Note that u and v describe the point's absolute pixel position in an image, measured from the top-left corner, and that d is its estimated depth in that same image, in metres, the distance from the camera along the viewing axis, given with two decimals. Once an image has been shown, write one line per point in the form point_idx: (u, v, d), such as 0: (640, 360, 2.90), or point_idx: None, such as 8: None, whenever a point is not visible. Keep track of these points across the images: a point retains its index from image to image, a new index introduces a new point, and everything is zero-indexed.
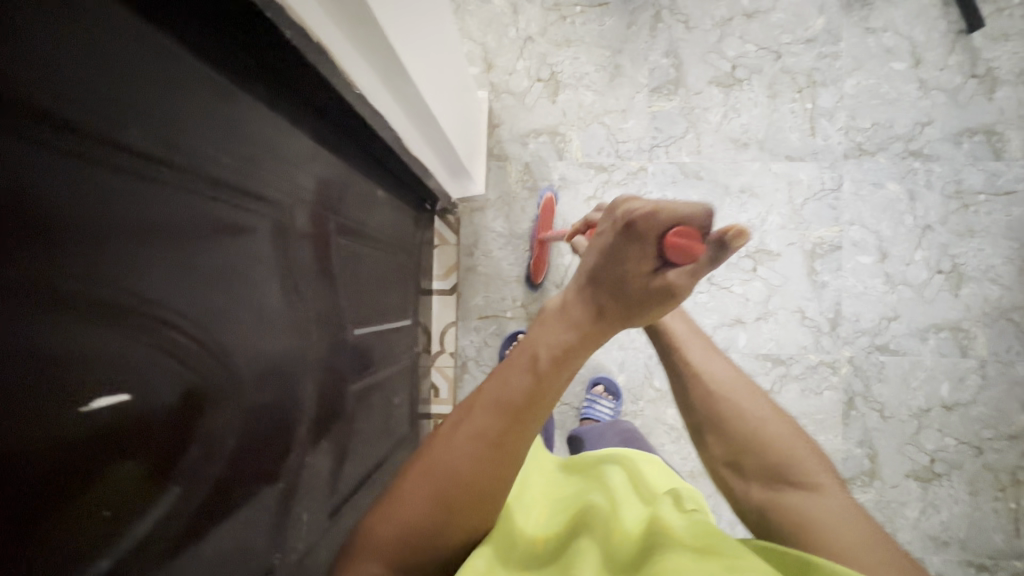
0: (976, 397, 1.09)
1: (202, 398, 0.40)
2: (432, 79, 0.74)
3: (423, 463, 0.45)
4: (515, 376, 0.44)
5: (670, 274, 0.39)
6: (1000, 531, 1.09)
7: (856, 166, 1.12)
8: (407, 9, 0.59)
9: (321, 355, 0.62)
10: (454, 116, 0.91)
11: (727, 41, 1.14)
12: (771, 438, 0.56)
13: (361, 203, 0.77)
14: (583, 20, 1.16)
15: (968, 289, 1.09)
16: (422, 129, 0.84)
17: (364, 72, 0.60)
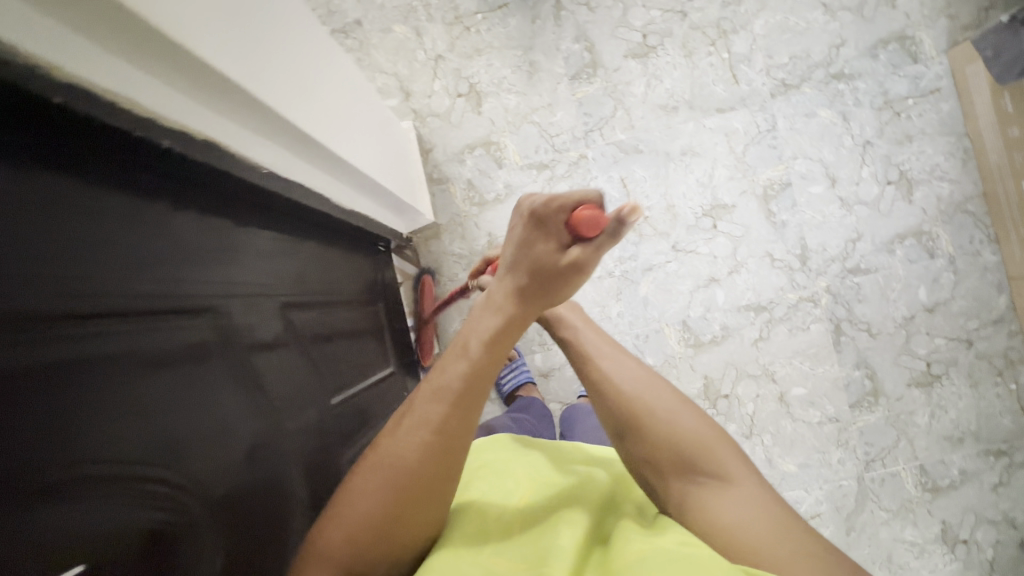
0: (953, 293, 1.11)
1: (169, 519, 0.42)
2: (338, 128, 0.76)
3: (370, 457, 0.46)
4: (458, 363, 0.48)
5: (576, 252, 0.49)
6: (1007, 414, 1.11)
7: (785, 102, 1.13)
8: (283, 71, 0.60)
9: (303, 438, 0.62)
10: (375, 158, 0.92)
11: (632, 12, 1.14)
12: (688, 435, 0.55)
13: (315, 270, 0.78)
14: (488, 26, 1.16)
15: (920, 193, 1.11)
16: (344, 180, 0.84)
17: (262, 145, 0.62)
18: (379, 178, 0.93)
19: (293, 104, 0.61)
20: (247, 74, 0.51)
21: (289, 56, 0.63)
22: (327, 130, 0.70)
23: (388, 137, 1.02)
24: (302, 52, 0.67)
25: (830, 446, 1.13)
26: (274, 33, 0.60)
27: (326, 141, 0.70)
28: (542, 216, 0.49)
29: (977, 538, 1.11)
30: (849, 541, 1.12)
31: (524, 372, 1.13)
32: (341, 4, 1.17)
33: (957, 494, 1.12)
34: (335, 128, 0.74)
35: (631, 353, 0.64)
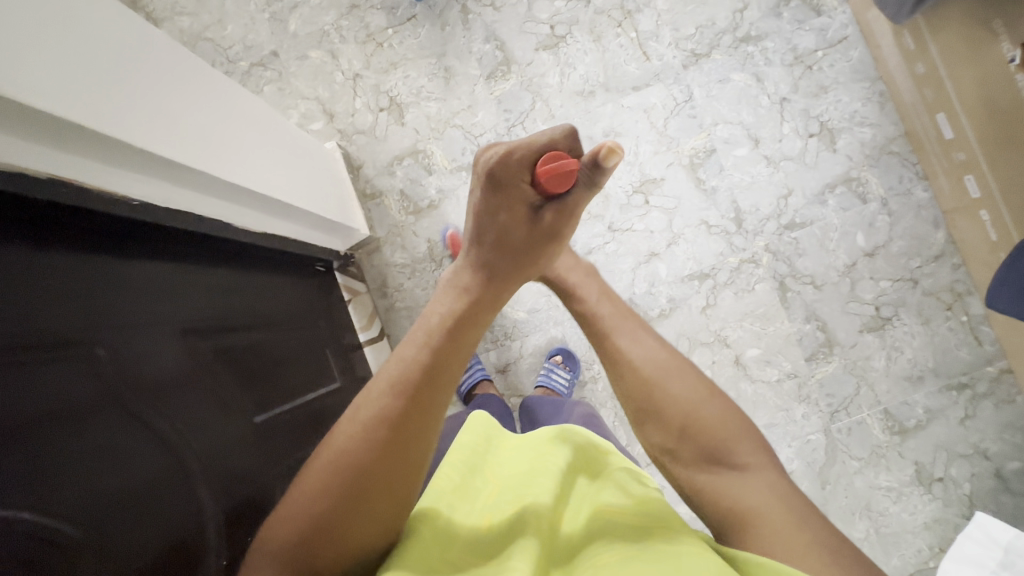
0: (890, 234, 1.13)
1: (48, 544, 0.43)
2: (228, 156, 0.76)
3: (325, 452, 0.49)
4: (418, 349, 0.53)
5: (546, 206, 0.56)
6: (963, 346, 1.11)
7: (698, 72, 1.15)
8: (147, 106, 0.61)
9: (216, 460, 0.62)
10: (285, 179, 0.92)
11: (537, 6, 1.17)
12: (710, 425, 0.58)
13: (231, 292, 0.79)
14: (401, 40, 1.19)
15: (843, 141, 1.13)
16: (247, 203, 0.84)
17: (132, 180, 0.62)
18: (292, 199, 0.93)
19: (157, 131, 0.61)
20: (88, 106, 0.52)
21: (160, 83, 0.64)
22: (207, 155, 0.71)
23: (306, 158, 1.03)
24: (178, 77, 0.68)
25: (792, 403, 1.13)
26: (139, 70, 0.61)
27: (206, 165, 0.70)
28: (501, 177, 0.53)
29: (952, 475, 1.11)
30: (825, 495, 1.12)
31: (479, 370, 1.14)
32: (256, 38, 1.20)
33: (926, 434, 1.12)
34: (224, 156, 0.75)
35: (652, 331, 0.66)
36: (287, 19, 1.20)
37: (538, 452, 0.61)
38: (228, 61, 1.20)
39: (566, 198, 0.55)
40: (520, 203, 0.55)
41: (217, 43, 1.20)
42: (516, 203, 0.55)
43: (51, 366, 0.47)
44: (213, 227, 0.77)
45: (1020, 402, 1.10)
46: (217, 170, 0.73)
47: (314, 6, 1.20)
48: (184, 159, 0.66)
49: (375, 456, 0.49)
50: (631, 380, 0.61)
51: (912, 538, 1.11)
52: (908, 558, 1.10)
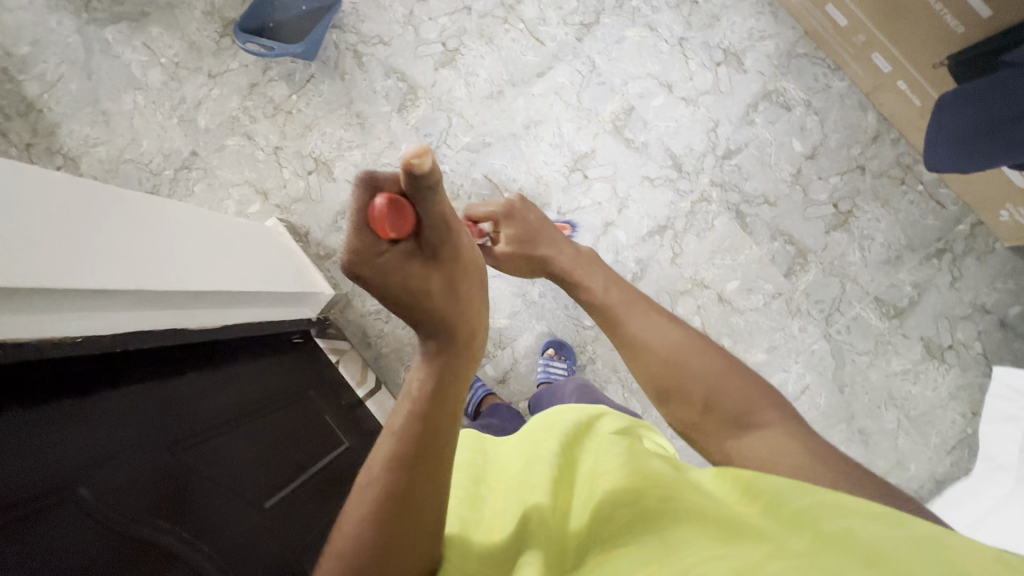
0: (823, 132, 1.14)
1: None
2: (161, 265, 0.78)
3: (327, 561, 0.41)
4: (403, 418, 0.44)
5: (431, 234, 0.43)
6: (929, 214, 1.12)
7: (593, 40, 1.17)
8: (63, 244, 0.63)
9: (226, 556, 0.63)
10: (228, 271, 0.94)
11: (423, 28, 1.20)
12: (731, 395, 0.55)
13: (212, 392, 0.80)
14: (307, 102, 1.21)
15: (750, 60, 1.15)
16: (192, 306, 0.86)
17: (60, 319, 0.64)
18: (239, 289, 0.94)
19: (81, 264, 0.64)
20: None
21: (74, 219, 0.66)
22: (137, 274, 0.73)
23: (248, 244, 1.04)
24: (93, 207, 0.71)
25: (787, 321, 1.14)
26: (48, 212, 0.63)
27: (136, 284, 0.73)
28: (373, 264, 0.42)
29: (960, 339, 1.11)
30: (847, 398, 1.12)
31: (481, 386, 1.14)
32: (172, 144, 1.22)
33: (922, 309, 1.12)
34: (156, 267, 0.77)
35: (666, 312, 0.63)
36: (196, 117, 1.22)
37: (532, 444, 0.61)
38: (153, 175, 1.21)
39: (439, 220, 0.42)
40: (405, 257, 0.43)
41: (137, 161, 1.21)
42: (400, 262, 0.43)
43: (36, 524, 0.48)
44: (161, 339, 0.78)
45: (1001, 249, 1.11)
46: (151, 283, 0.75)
47: (217, 98, 1.22)
48: (111, 284, 0.68)
49: (393, 544, 0.41)
50: (658, 368, 0.58)
51: (944, 412, 1.11)
52: (945, 432, 1.11)
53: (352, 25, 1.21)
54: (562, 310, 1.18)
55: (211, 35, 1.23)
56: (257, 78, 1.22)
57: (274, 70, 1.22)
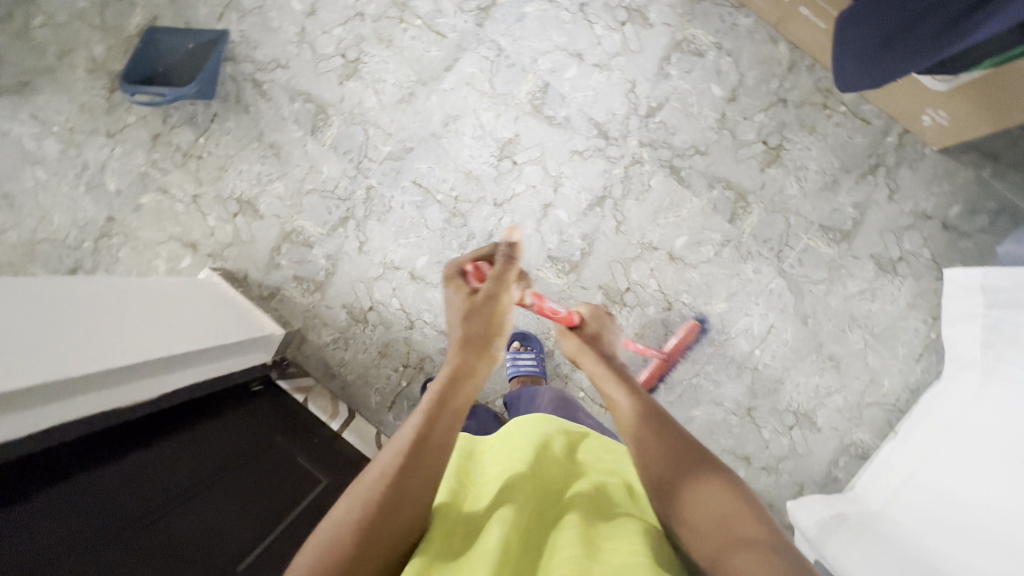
0: (739, 72, 1.13)
1: None
2: (70, 349, 0.72)
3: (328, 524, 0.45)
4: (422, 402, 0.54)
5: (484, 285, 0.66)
6: (857, 133, 1.12)
7: (493, 22, 1.14)
8: None
9: None
10: (160, 335, 0.89)
11: (320, 44, 1.15)
12: (719, 505, 0.48)
13: (172, 462, 0.76)
14: (216, 142, 1.16)
15: (654, 14, 1.13)
16: (128, 378, 0.82)
17: None
18: (177, 349, 0.90)
19: None
20: None
21: None
22: (49, 364, 0.69)
23: (181, 303, 1.00)
24: None
25: (740, 266, 1.14)
26: None
27: (52, 372, 0.68)
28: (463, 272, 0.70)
29: (909, 250, 1.12)
30: (811, 329, 1.13)
31: (463, 383, 1.12)
32: (86, 214, 1.17)
33: (867, 227, 1.13)
34: (64, 353, 0.71)
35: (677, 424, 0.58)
36: (104, 181, 1.17)
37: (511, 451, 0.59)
38: (73, 249, 1.16)
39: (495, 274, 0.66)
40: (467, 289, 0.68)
41: (52, 239, 1.15)
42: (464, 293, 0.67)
43: None
44: (102, 420, 0.74)
45: (931, 154, 1.11)
46: (60, 372, 0.69)
47: (121, 157, 1.17)
48: (22, 380, 0.64)
49: (365, 541, 0.44)
50: (655, 466, 0.53)
51: (906, 323, 1.13)
52: (911, 342, 1.13)
53: (246, 54, 1.16)
54: None
55: (101, 92, 1.17)
56: (159, 127, 1.17)
57: (175, 115, 1.16)
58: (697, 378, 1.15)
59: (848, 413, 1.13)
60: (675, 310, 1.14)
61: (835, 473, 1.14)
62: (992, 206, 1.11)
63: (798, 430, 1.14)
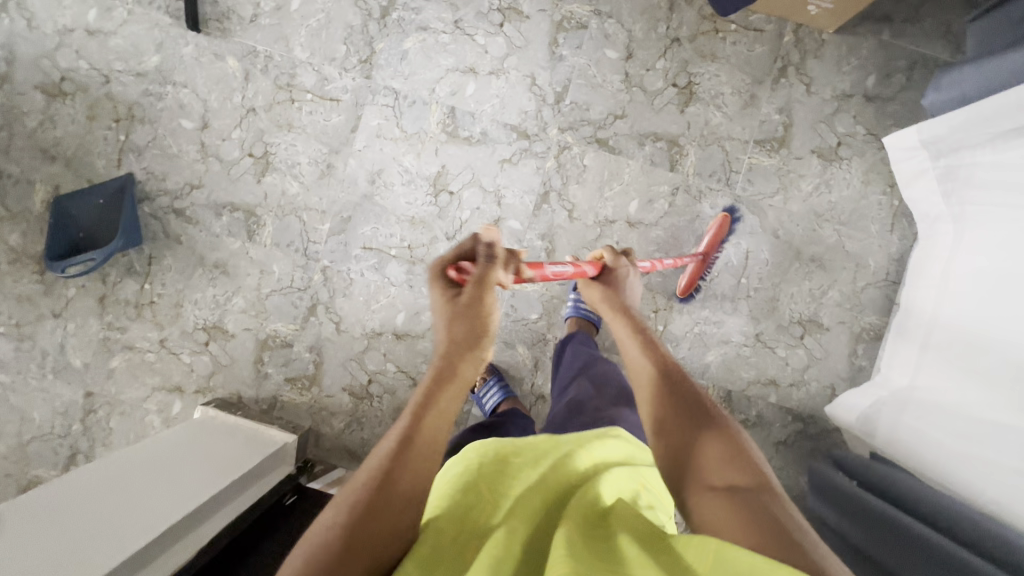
0: (626, 29, 1.13)
1: None
2: (95, 546, 0.73)
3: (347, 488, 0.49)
4: (391, 438, 0.51)
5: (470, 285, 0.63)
6: (756, 43, 1.14)
7: (380, 70, 1.13)
8: None
9: None
10: (168, 498, 0.86)
11: (223, 151, 1.14)
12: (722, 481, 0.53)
13: None
14: (161, 283, 1.14)
15: (526, 6, 1.13)
16: (150, 557, 0.79)
17: None
18: (190, 503, 0.86)
19: None
20: None
21: None
22: None
23: (184, 455, 0.97)
24: None
25: (697, 207, 1.14)
26: None
27: None
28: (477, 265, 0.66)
29: (844, 133, 1.14)
30: (785, 240, 1.15)
31: (501, 386, 1.11)
32: (64, 399, 1.14)
33: (799, 126, 1.14)
34: (89, 552, 0.72)
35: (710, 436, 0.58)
36: (69, 360, 1.14)
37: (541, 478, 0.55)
38: (63, 437, 1.14)
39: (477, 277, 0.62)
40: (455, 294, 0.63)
41: (40, 435, 1.14)
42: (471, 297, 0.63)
43: None
44: None
45: (829, 38, 1.13)
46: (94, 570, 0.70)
47: (75, 332, 1.14)
48: None
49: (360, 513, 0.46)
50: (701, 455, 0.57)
51: (869, 201, 1.14)
52: (880, 217, 1.14)
53: (157, 188, 1.14)
54: (505, 319, 1.15)
55: (31, 277, 1.14)
56: (101, 289, 1.14)
57: (112, 272, 1.14)
58: (699, 327, 1.15)
59: (848, 305, 1.15)
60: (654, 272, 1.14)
61: (858, 363, 1.15)
62: (903, 64, 1.13)
63: (810, 337, 1.15)
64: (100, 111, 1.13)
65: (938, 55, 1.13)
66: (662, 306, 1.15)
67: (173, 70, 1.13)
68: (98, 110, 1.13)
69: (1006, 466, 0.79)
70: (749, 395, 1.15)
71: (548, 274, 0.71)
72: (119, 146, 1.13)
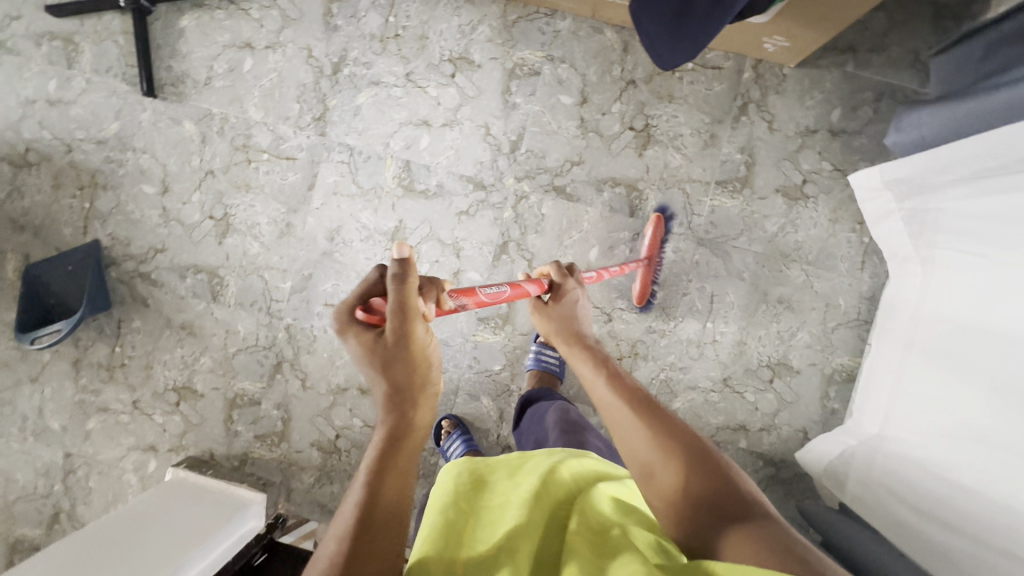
0: (580, 73, 1.11)
1: None
2: None
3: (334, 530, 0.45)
4: (376, 443, 0.50)
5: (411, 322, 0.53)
6: (715, 81, 1.10)
7: (333, 126, 1.13)
8: None
9: None
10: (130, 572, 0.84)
11: (185, 214, 1.15)
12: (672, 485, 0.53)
13: None
14: (131, 345, 1.16)
15: (477, 55, 1.12)
16: None
17: None
18: None
19: None
20: None
21: None
22: None
23: (153, 525, 0.97)
24: None
25: (659, 251, 1.12)
26: None
27: None
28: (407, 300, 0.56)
29: (809, 170, 1.10)
30: (751, 282, 1.12)
31: (464, 438, 1.08)
32: (44, 460, 1.18)
33: (761, 165, 1.11)
34: None
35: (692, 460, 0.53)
36: (47, 423, 1.18)
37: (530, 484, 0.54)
38: (45, 496, 1.18)
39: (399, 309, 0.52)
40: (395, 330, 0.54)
41: (24, 496, 1.18)
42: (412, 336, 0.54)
43: None
44: None
45: (790, 72, 1.10)
46: None
47: (52, 395, 1.17)
48: None
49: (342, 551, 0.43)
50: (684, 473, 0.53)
51: (837, 238, 1.11)
52: (849, 255, 1.11)
53: (123, 253, 1.16)
54: (469, 370, 1.15)
55: (7, 344, 1.17)
56: (74, 353, 1.17)
57: (84, 337, 1.16)
58: (665, 373, 1.13)
59: (818, 346, 1.12)
60: (616, 319, 1.13)
61: (831, 406, 1.13)
62: (869, 96, 1.09)
63: (779, 380, 1.13)
64: (64, 179, 1.16)
65: (906, 85, 1.08)
66: (626, 353, 1.13)
67: (132, 136, 1.15)
68: (63, 179, 1.16)
69: (970, 538, 0.76)
70: (718, 441, 1.13)
71: (483, 300, 0.66)
72: (85, 213, 1.16)
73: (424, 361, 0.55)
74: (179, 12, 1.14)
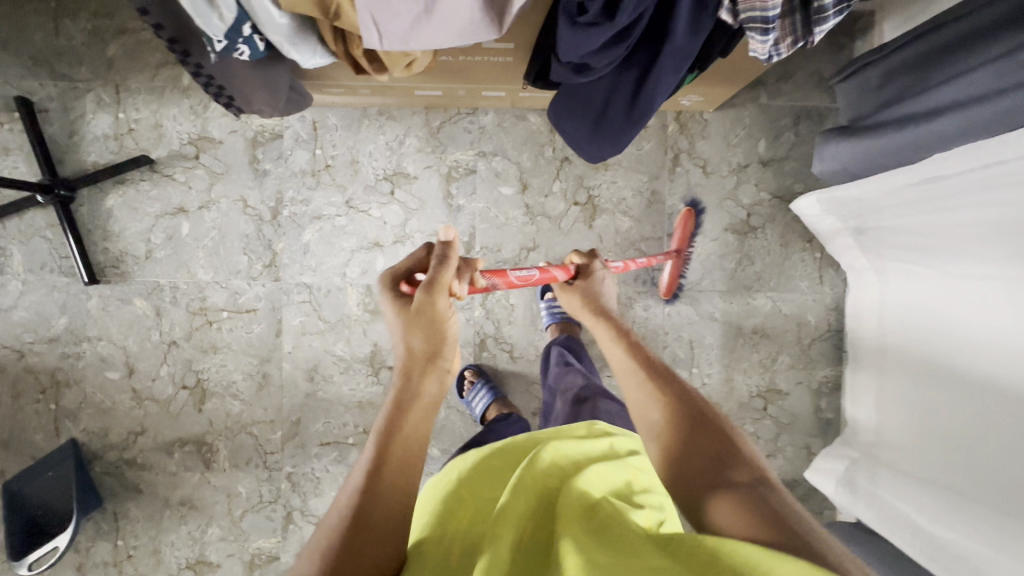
0: (514, 162, 1.13)
1: None
2: None
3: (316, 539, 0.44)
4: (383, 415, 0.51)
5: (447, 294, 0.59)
6: (643, 139, 1.13)
7: (286, 269, 1.13)
8: None
9: None
10: None
11: (157, 391, 1.13)
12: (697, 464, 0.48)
13: None
14: (133, 534, 1.13)
15: (410, 167, 1.13)
16: None
17: None
18: None
19: None
20: None
21: None
22: None
23: None
24: None
25: (630, 312, 1.15)
26: None
27: None
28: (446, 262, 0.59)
29: (750, 203, 1.15)
30: (723, 320, 1.16)
31: (488, 388, 1.09)
32: None
33: (706, 209, 1.15)
34: None
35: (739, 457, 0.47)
36: None
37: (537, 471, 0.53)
38: None
39: (427, 281, 0.55)
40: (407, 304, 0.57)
41: None
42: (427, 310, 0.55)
43: None
44: None
45: (711, 116, 1.14)
46: None
47: None
48: None
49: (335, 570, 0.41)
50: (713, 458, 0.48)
51: (792, 260, 1.16)
52: (806, 273, 1.16)
53: (102, 445, 1.13)
54: None
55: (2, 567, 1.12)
56: (75, 557, 1.13)
57: (82, 538, 1.12)
58: None
59: (801, 365, 1.16)
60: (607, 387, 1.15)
61: (825, 416, 1.17)
62: (789, 121, 1.14)
63: (772, 406, 1.16)
64: (23, 386, 1.12)
65: (819, 105, 1.14)
66: None
67: (85, 326, 1.12)
68: (21, 386, 1.12)
69: (958, 532, 0.78)
70: None
71: (514, 281, 0.66)
72: (53, 415, 1.12)
73: (440, 338, 0.56)
74: (102, 191, 1.11)
